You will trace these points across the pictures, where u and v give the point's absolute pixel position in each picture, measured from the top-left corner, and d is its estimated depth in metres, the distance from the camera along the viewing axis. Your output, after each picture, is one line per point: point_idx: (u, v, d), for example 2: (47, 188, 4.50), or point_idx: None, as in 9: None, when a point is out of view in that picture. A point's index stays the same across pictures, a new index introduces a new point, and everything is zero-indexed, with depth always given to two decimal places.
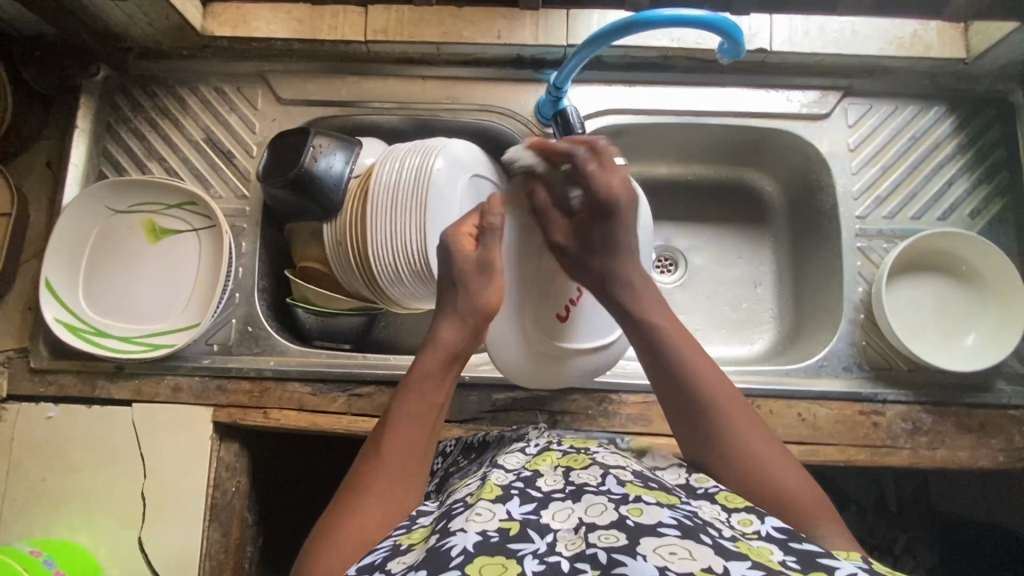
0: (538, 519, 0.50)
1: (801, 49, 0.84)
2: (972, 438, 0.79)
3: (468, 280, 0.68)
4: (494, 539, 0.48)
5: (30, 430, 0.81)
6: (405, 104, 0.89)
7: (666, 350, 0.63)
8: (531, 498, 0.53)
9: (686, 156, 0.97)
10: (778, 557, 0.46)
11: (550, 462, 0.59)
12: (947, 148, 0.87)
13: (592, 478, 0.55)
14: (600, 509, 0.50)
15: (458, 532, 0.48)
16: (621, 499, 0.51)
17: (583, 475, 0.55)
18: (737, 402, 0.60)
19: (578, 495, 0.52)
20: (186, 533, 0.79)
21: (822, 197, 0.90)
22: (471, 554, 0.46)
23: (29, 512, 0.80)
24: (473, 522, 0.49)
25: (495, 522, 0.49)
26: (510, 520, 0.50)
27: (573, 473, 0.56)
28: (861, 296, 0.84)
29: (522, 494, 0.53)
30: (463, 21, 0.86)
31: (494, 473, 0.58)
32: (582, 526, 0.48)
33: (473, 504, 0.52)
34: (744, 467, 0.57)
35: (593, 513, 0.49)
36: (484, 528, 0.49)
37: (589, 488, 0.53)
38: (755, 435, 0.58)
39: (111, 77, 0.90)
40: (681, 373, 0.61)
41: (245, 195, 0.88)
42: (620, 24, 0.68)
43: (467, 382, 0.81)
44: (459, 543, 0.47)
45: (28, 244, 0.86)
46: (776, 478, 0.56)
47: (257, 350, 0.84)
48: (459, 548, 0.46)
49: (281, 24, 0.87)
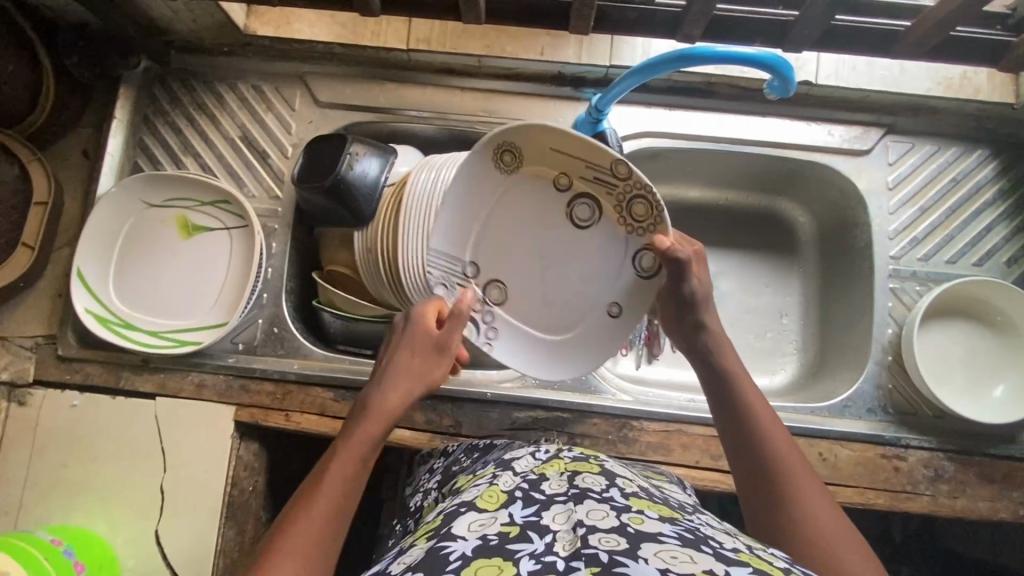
0: (538, 520, 0.48)
1: (845, 84, 0.83)
2: (993, 489, 0.78)
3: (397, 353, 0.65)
4: (492, 542, 0.45)
5: (55, 417, 0.82)
6: (442, 114, 0.88)
7: (743, 410, 0.60)
8: (533, 501, 0.50)
9: (720, 182, 0.96)
10: (782, 564, 0.44)
11: (558, 467, 0.57)
12: (988, 193, 0.86)
13: (596, 483, 0.52)
14: (600, 514, 0.47)
15: (457, 538, 0.46)
16: (623, 508, 0.48)
17: (588, 480, 0.53)
18: (811, 474, 0.55)
19: (579, 499, 0.49)
20: (202, 530, 0.80)
21: (857, 234, 0.88)
22: (469, 557, 0.43)
23: (49, 498, 0.81)
24: (470, 529, 0.47)
25: (496, 526, 0.47)
26: (511, 525, 0.47)
27: (579, 478, 0.53)
28: (890, 338, 0.83)
29: (525, 497, 0.51)
30: (506, 34, 0.85)
31: (501, 477, 0.56)
32: (581, 526, 0.45)
33: (473, 510, 0.50)
34: (809, 537, 0.50)
35: (594, 517, 0.46)
36: (483, 533, 0.46)
37: (592, 493, 0.50)
38: (828, 511, 0.52)
39: (151, 67, 0.90)
40: (752, 440, 0.58)
41: (278, 196, 0.88)
42: (671, 57, 0.68)
43: (489, 400, 0.82)
44: (456, 548, 0.44)
45: (60, 232, 0.87)
46: (841, 557, 0.48)
47: (282, 352, 0.85)
48: (457, 553, 0.44)
49: (324, 27, 0.86)
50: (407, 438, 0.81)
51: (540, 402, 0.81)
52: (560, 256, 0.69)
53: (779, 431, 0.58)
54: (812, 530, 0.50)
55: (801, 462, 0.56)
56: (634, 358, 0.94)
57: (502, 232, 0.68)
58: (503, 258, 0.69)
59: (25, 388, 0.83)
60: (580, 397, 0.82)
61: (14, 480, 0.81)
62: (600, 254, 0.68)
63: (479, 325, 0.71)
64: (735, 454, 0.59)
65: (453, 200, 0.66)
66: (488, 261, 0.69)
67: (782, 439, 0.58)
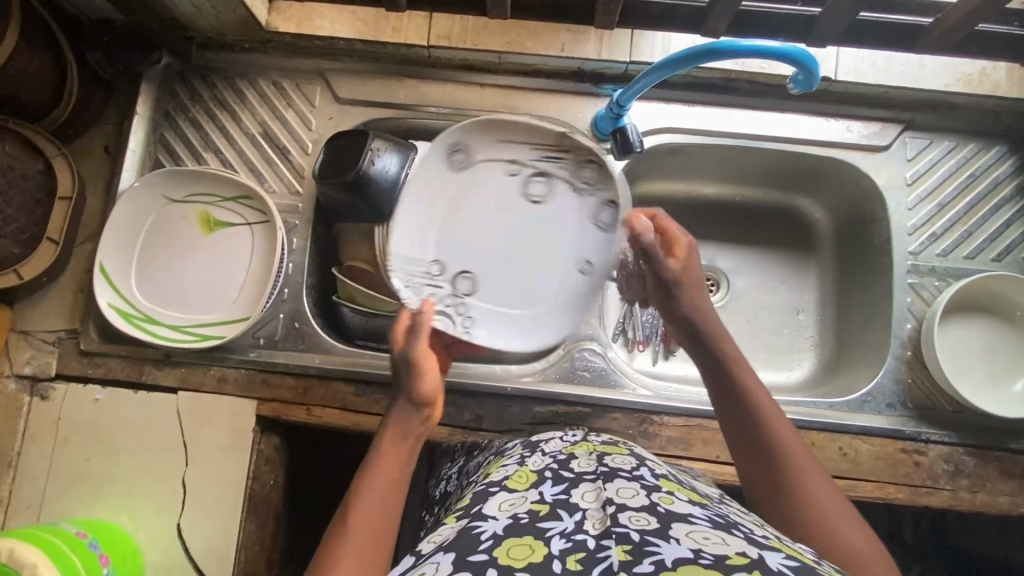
0: (567, 498, 0.48)
1: (865, 80, 0.83)
2: (1012, 484, 0.78)
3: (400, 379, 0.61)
4: (523, 520, 0.46)
5: (77, 411, 0.83)
6: (462, 110, 0.89)
7: (737, 394, 0.60)
8: (562, 480, 0.51)
9: (737, 179, 0.96)
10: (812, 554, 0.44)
11: (586, 448, 0.57)
12: (1006, 190, 0.86)
13: (626, 463, 0.53)
14: (630, 493, 0.47)
15: (489, 518, 0.46)
16: (653, 487, 0.49)
17: (618, 460, 0.53)
18: (807, 458, 0.56)
19: (609, 478, 0.50)
20: (224, 523, 0.80)
21: (875, 230, 0.89)
22: (500, 537, 0.44)
23: (72, 491, 0.81)
24: (501, 508, 0.48)
25: (526, 505, 0.48)
26: (540, 503, 0.48)
27: (608, 458, 0.54)
28: (909, 333, 0.84)
29: (554, 477, 0.52)
30: (526, 30, 0.86)
31: (530, 458, 0.57)
32: (610, 505, 0.46)
33: (503, 491, 0.50)
34: (815, 520, 0.51)
35: (623, 495, 0.47)
36: (514, 512, 0.47)
37: (622, 472, 0.51)
38: (828, 495, 0.53)
39: (173, 64, 0.91)
40: (751, 424, 0.58)
41: (298, 192, 0.89)
42: (695, 52, 0.68)
43: (510, 394, 0.82)
44: (488, 528, 0.45)
45: (83, 227, 0.87)
46: (846, 539, 0.50)
47: (303, 347, 0.85)
48: (489, 533, 0.44)
49: (345, 24, 0.87)
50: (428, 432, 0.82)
51: (560, 397, 0.82)
52: (523, 243, 0.78)
53: (773, 411, 0.59)
54: (819, 515, 0.52)
55: (798, 444, 0.57)
56: (651, 355, 0.94)
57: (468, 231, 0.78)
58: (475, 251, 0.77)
59: (47, 382, 0.84)
60: (600, 392, 0.82)
61: (37, 474, 0.81)
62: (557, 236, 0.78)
63: (456, 316, 0.76)
64: (737, 444, 0.59)
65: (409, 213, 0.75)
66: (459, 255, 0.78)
67: (776, 419, 0.58)
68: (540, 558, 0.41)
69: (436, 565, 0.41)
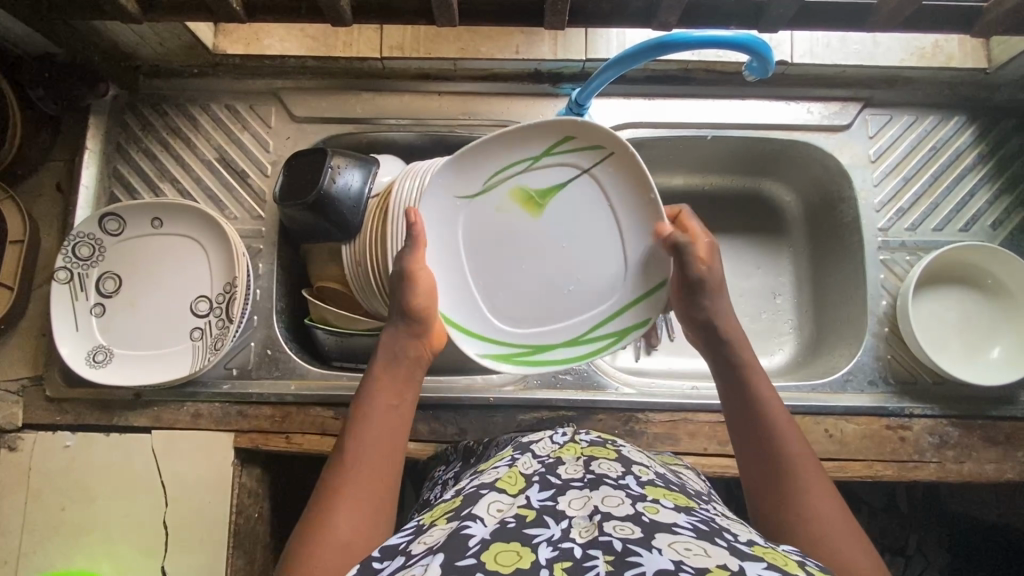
0: (555, 505, 0.47)
1: (821, 61, 0.83)
2: (998, 451, 0.79)
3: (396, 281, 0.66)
4: (510, 525, 0.44)
5: (47, 460, 0.80)
6: (422, 120, 0.87)
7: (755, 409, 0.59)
8: (550, 485, 0.50)
9: (704, 168, 0.96)
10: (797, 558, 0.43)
11: (574, 452, 0.56)
12: (968, 159, 0.87)
13: (613, 470, 0.52)
14: (616, 501, 0.46)
15: (475, 518, 0.45)
16: (638, 496, 0.48)
17: (604, 466, 0.52)
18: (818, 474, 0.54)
19: (595, 485, 0.49)
20: (210, 562, 0.78)
21: (844, 209, 0.89)
22: (488, 541, 0.42)
23: (48, 544, 0.78)
24: (490, 512, 0.46)
25: (513, 509, 0.46)
26: (527, 508, 0.47)
27: (595, 463, 0.53)
28: (885, 309, 0.84)
29: (542, 481, 0.50)
30: (480, 36, 0.85)
31: (520, 458, 0.55)
32: (597, 513, 0.45)
33: (491, 490, 0.49)
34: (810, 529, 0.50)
35: (609, 504, 0.46)
36: (501, 517, 0.45)
37: (608, 479, 0.50)
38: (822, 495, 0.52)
39: (121, 95, 0.89)
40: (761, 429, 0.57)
41: (261, 216, 0.87)
42: (649, 45, 0.68)
43: (492, 404, 0.81)
44: (476, 530, 0.43)
45: (38, 270, 0.84)
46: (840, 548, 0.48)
47: (277, 373, 0.83)
48: (477, 538, 0.42)
49: (295, 41, 0.86)
50: (413, 451, 0.80)
51: (544, 403, 0.81)
52: (153, 304, 0.83)
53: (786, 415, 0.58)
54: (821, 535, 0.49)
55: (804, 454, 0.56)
56: (633, 351, 0.93)
57: (109, 327, 0.81)
58: (139, 325, 0.82)
59: (14, 433, 0.81)
60: (583, 394, 0.81)
61: (9, 528, 0.78)
62: (79, 311, 0.81)
63: (219, 319, 0.82)
64: (747, 443, 0.58)
65: (70, 336, 0.80)
66: (130, 337, 0.82)
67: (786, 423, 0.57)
68: (528, 565, 0.40)
69: (423, 568, 0.40)
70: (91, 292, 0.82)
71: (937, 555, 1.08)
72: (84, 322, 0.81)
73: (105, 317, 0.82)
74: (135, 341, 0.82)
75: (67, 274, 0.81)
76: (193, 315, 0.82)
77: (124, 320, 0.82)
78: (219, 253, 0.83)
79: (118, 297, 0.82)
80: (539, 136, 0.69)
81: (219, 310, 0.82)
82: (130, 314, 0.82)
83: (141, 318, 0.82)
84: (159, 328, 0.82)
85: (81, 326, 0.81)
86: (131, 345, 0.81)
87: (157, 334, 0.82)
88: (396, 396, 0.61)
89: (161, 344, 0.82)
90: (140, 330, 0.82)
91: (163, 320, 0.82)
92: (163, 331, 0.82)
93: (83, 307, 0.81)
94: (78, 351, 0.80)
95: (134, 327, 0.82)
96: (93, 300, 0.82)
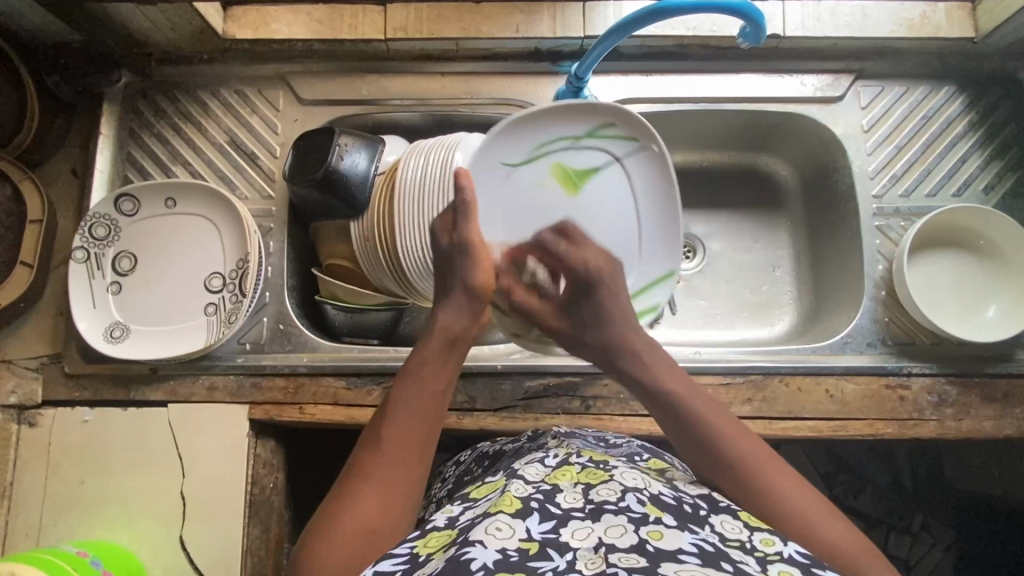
0: (557, 538, 0.48)
1: (813, 34, 0.85)
2: (995, 408, 0.80)
3: (450, 258, 0.68)
4: (513, 558, 0.45)
5: (67, 435, 0.82)
6: (425, 100, 0.90)
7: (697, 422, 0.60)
8: (550, 514, 0.50)
9: (700, 144, 0.98)
10: None
11: (569, 477, 0.56)
12: (959, 126, 0.89)
13: (612, 494, 0.52)
14: (619, 531, 0.48)
15: (478, 545, 0.46)
16: (641, 520, 0.49)
17: (603, 492, 0.53)
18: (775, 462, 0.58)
19: (597, 515, 0.50)
20: (228, 533, 0.80)
21: (838, 178, 0.91)
22: (492, 569, 0.43)
23: (69, 517, 0.80)
24: (490, 535, 0.47)
25: (515, 540, 0.47)
26: (529, 540, 0.47)
27: (593, 490, 0.53)
28: (881, 274, 0.86)
29: (541, 509, 0.51)
30: (481, 16, 0.88)
31: (513, 483, 0.55)
32: (601, 545, 0.47)
33: (491, 516, 0.49)
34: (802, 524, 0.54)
35: (613, 535, 0.47)
36: (503, 546, 0.46)
37: (608, 507, 0.50)
38: (780, 471, 0.57)
39: (133, 82, 0.91)
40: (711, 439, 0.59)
41: (271, 196, 0.89)
42: (646, 11, 0.70)
43: (501, 371, 0.83)
44: (479, 557, 0.44)
45: (55, 252, 0.87)
46: (828, 530, 0.54)
47: (289, 347, 0.85)
48: (479, 563, 0.44)
49: (302, 26, 0.88)
50: None
51: (550, 369, 0.83)
52: (167, 281, 0.85)
53: (715, 409, 0.62)
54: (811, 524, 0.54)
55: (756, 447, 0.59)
56: None
57: (125, 302, 0.84)
58: (155, 300, 0.84)
59: (34, 409, 0.83)
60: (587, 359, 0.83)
61: (32, 503, 0.81)
62: (95, 286, 0.83)
63: (231, 295, 0.84)
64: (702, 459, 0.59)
65: (87, 311, 0.82)
66: (145, 313, 0.84)
67: (722, 418, 0.60)
68: None
69: None
70: (108, 271, 0.84)
71: (942, 531, 1.09)
72: (101, 297, 0.83)
73: (122, 292, 0.84)
74: (149, 316, 0.84)
75: (83, 250, 0.83)
76: (207, 292, 0.84)
77: (140, 295, 0.84)
78: (231, 235, 0.85)
79: (133, 274, 0.85)
80: (586, 118, 0.75)
81: (232, 285, 0.84)
82: (144, 290, 0.84)
83: (156, 293, 0.84)
84: (173, 304, 0.84)
85: (98, 300, 0.83)
86: (145, 320, 0.84)
87: (172, 309, 0.84)
88: (442, 380, 0.63)
89: (175, 319, 0.84)
90: (155, 305, 0.84)
91: (177, 297, 0.84)
92: (178, 307, 0.84)
93: (100, 283, 0.83)
94: (96, 327, 0.82)
95: (149, 303, 0.84)
96: (110, 279, 0.84)
